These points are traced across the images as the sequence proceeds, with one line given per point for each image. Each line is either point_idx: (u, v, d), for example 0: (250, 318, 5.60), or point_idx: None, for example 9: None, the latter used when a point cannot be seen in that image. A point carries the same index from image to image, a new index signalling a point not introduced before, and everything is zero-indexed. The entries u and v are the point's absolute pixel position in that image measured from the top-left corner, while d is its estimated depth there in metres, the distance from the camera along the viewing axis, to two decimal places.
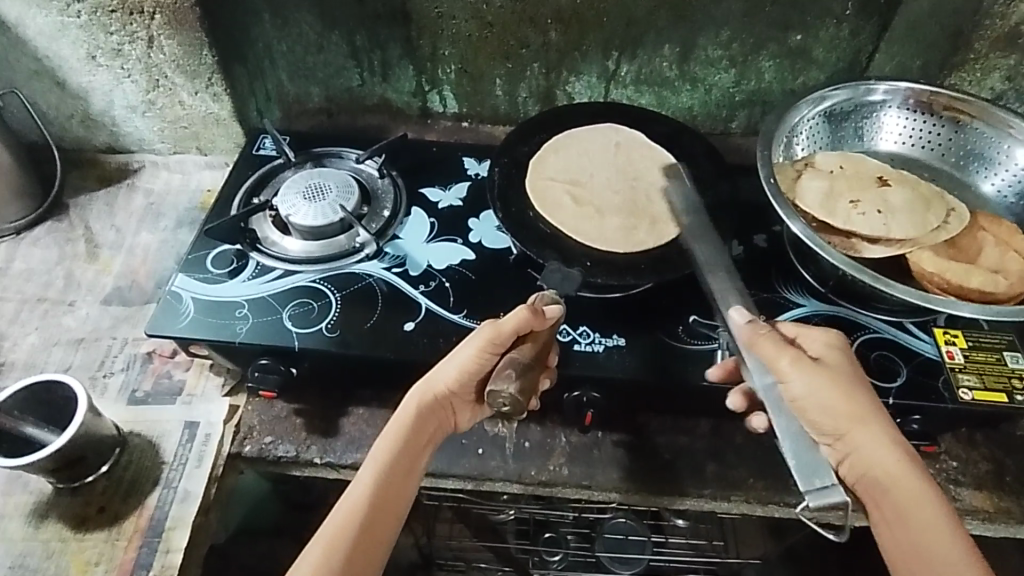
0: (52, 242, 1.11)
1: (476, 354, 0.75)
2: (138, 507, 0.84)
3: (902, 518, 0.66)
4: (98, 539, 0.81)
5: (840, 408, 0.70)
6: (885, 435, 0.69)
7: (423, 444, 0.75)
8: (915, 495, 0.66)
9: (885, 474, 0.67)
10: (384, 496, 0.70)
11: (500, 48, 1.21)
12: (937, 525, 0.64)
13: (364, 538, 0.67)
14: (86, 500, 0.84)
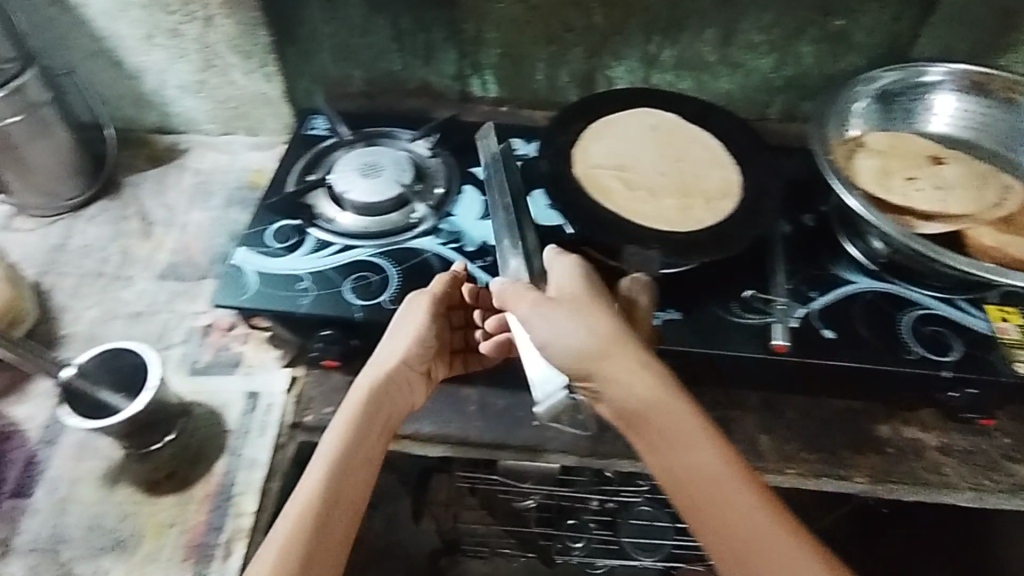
0: (106, 219, 1.13)
1: (426, 318, 0.86)
2: (207, 473, 0.86)
3: (696, 466, 0.67)
4: (170, 503, 0.83)
5: (589, 349, 0.73)
6: (631, 358, 0.72)
7: (379, 427, 0.79)
8: (678, 435, 0.69)
9: (681, 420, 0.69)
10: (337, 485, 0.71)
11: (544, 32, 1.22)
12: (712, 464, 0.67)
13: (323, 524, 0.68)
14: (156, 466, 0.86)
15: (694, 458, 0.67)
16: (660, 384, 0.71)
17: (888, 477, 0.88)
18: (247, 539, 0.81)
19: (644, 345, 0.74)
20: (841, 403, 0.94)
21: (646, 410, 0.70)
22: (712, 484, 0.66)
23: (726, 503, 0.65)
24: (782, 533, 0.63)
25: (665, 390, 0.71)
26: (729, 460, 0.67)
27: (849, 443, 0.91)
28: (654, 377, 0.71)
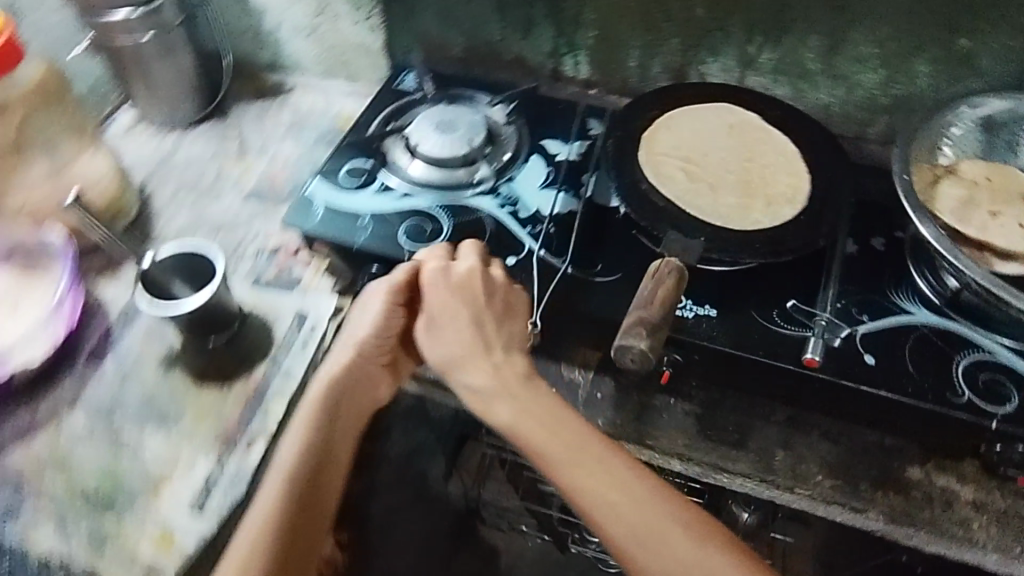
0: (210, 140, 1.25)
1: (383, 310, 0.87)
2: (248, 375, 0.94)
3: (570, 485, 0.76)
4: (212, 393, 0.92)
5: (437, 343, 0.85)
6: (476, 358, 0.83)
7: (345, 424, 0.87)
8: (558, 459, 0.77)
9: (548, 441, 0.78)
10: (303, 480, 0.80)
11: (643, 19, 1.22)
12: (589, 476, 0.75)
13: (293, 518, 0.78)
14: (207, 360, 0.95)
15: (567, 473, 0.76)
16: (525, 401, 0.80)
17: (905, 520, 0.83)
18: (269, 440, 0.88)
19: (495, 358, 0.83)
20: (873, 437, 0.90)
21: (519, 432, 0.79)
22: (587, 493, 0.75)
23: (605, 517, 0.74)
24: (658, 522, 0.73)
25: (526, 406, 0.80)
26: (599, 466, 0.76)
27: (871, 477, 0.87)
28: (510, 396, 0.81)
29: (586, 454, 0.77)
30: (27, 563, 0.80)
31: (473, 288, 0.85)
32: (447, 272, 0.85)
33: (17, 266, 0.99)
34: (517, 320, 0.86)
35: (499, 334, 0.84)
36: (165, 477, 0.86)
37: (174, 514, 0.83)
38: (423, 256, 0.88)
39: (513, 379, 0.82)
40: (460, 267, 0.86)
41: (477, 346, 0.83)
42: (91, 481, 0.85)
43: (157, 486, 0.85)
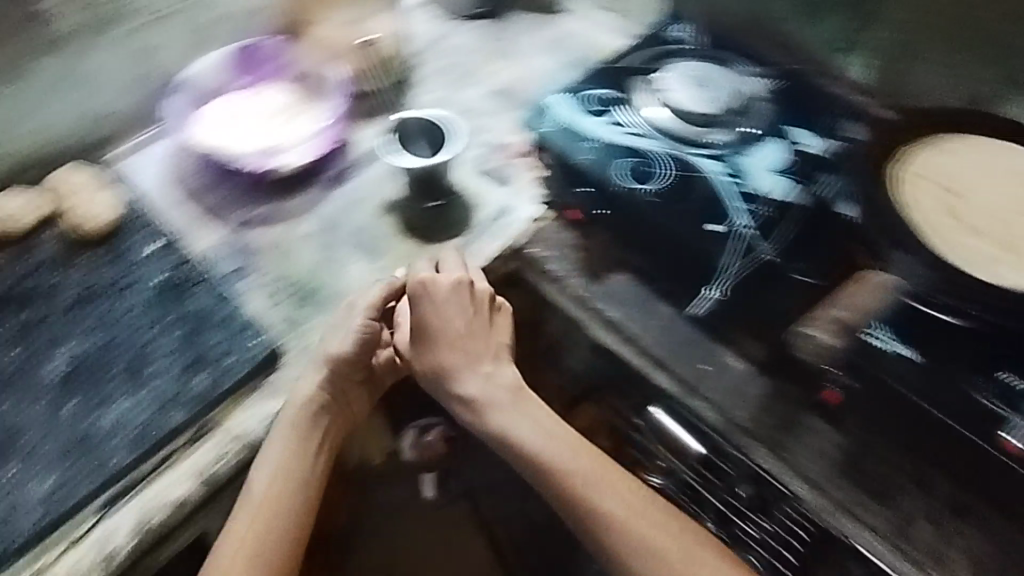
0: (478, 34, 1.34)
1: (365, 320, 0.91)
2: (440, 243, 1.06)
3: (590, 507, 0.83)
4: (411, 245, 1.06)
5: (438, 359, 0.92)
6: (473, 373, 0.91)
7: (326, 427, 0.89)
8: (572, 470, 0.85)
9: (569, 463, 0.85)
10: (285, 483, 0.84)
11: (950, 34, 1.12)
12: (610, 496, 0.83)
13: (283, 509, 0.82)
14: (417, 218, 1.08)
15: (591, 496, 0.83)
16: (531, 427, 0.88)
17: None
18: None
19: (484, 370, 0.92)
20: None
21: (537, 453, 0.86)
22: (596, 495, 0.83)
23: (624, 540, 0.81)
24: (675, 547, 0.81)
25: (530, 434, 0.88)
26: (613, 486, 0.84)
27: None
28: (507, 416, 0.89)
29: (600, 474, 0.85)
30: (233, 322, 0.93)
31: (466, 302, 0.93)
32: (348, 320, 0.93)
33: (301, 89, 1.17)
34: (495, 334, 0.94)
35: (494, 345, 0.94)
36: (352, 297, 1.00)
37: None
38: (386, 288, 0.94)
39: (501, 396, 0.90)
40: (355, 325, 0.91)
41: (469, 359, 0.91)
42: (301, 277, 1.01)
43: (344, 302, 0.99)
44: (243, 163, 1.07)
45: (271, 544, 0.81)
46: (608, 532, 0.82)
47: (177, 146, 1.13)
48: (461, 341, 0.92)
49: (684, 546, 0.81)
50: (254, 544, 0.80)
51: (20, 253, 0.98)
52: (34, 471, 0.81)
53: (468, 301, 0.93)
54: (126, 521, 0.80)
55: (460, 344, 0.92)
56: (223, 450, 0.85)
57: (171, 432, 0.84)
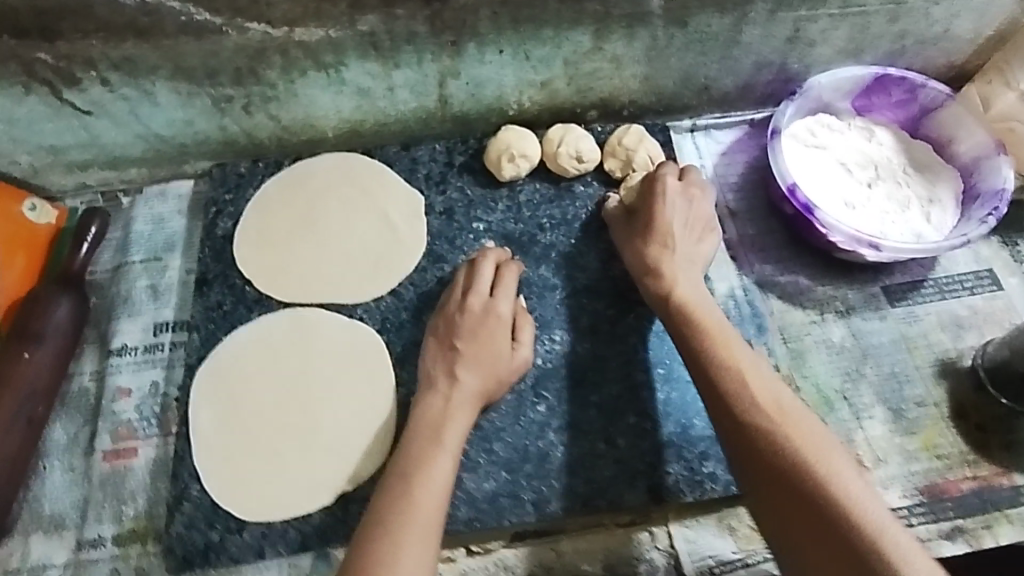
0: None
1: (523, 349, 0.74)
2: (1006, 468, 0.77)
3: (739, 391, 0.62)
4: (955, 443, 0.78)
5: (636, 253, 0.76)
6: (660, 258, 0.74)
7: (467, 413, 0.69)
8: (763, 402, 0.61)
9: (733, 347, 0.66)
10: (420, 459, 0.65)
11: None
12: (757, 382, 0.63)
13: (418, 480, 0.64)
14: (979, 406, 0.80)
15: (741, 379, 0.63)
16: (705, 304, 0.72)
17: None
18: (969, 548, 0.73)
19: (689, 255, 0.75)
20: None
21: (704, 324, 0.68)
22: (768, 431, 0.59)
23: (761, 442, 0.59)
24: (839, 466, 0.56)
25: (702, 311, 0.70)
26: (773, 379, 0.63)
27: None
28: (688, 288, 0.72)
29: (758, 360, 0.65)
30: None
31: (687, 215, 0.77)
32: (513, 343, 0.74)
33: (926, 172, 0.90)
34: (701, 247, 0.77)
35: (690, 253, 0.76)
36: (861, 460, 0.77)
37: None
38: (508, 292, 0.76)
39: (692, 279, 0.74)
40: (520, 352, 0.74)
41: (661, 247, 0.75)
42: (804, 390, 0.81)
43: None
44: (832, 232, 0.83)
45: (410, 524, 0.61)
46: (756, 441, 0.59)
47: (745, 150, 0.96)
48: (656, 239, 0.75)
49: (849, 479, 0.55)
50: (413, 513, 0.61)
51: (558, 195, 0.87)
52: (476, 461, 0.72)
53: (676, 203, 0.77)
54: (527, 562, 0.71)
55: (660, 238, 0.75)
56: (652, 541, 0.72)
57: (614, 508, 0.71)
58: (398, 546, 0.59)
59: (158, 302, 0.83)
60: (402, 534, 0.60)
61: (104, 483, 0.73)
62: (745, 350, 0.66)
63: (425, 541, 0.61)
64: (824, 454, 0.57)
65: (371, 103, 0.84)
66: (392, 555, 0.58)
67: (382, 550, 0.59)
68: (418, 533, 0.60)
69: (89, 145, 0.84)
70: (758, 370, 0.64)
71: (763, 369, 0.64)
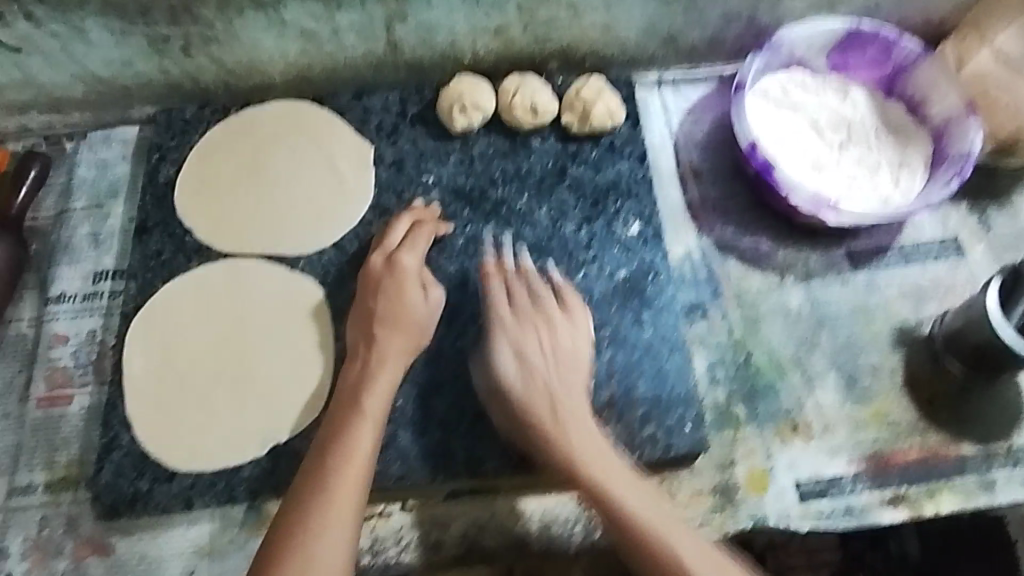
0: None
1: (432, 295, 0.74)
2: (955, 439, 0.76)
3: (598, 477, 0.64)
4: (905, 414, 0.77)
5: (504, 391, 0.69)
6: (513, 390, 0.69)
7: (389, 373, 0.69)
8: (613, 484, 0.64)
9: (580, 445, 0.66)
10: (340, 428, 0.65)
11: None
12: (608, 467, 0.65)
13: (338, 451, 0.64)
14: (934, 376, 0.78)
15: (626, 503, 0.63)
16: (567, 373, 0.70)
17: None
18: (910, 517, 0.73)
19: (563, 316, 0.73)
20: None
21: (568, 426, 0.67)
22: (629, 516, 0.62)
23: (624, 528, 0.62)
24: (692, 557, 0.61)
25: (562, 387, 0.69)
26: (621, 464, 0.66)
27: None
28: (556, 370, 0.70)
29: (604, 450, 0.66)
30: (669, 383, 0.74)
31: (548, 314, 0.73)
32: (421, 287, 0.73)
33: (899, 135, 0.86)
34: (571, 326, 0.73)
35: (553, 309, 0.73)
36: (807, 428, 0.76)
37: (786, 471, 0.74)
38: (416, 246, 0.75)
39: (570, 353, 0.71)
40: (431, 295, 0.74)
41: (522, 371, 0.69)
42: (754, 355, 0.79)
43: (792, 427, 0.76)
44: (791, 193, 0.80)
45: (323, 494, 0.61)
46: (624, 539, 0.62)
47: (713, 107, 0.91)
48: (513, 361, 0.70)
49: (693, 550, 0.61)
50: (337, 483, 0.62)
51: (513, 149, 0.84)
52: (411, 418, 0.71)
53: (527, 301, 0.73)
54: (460, 520, 0.70)
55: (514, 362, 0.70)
56: None
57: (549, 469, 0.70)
58: (321, 516, 0.60)
59: (99, 249, 0.81)
60: (320, 506, 0.61)
61: (37, 429, 0.72)
62: (592, 441, 0.66)
63: (347, 508, 0.61)
64: (670, 524, 0.62)
65: (317, 47, 0.81)
66: (314, 526, 0.60)
67: (303, 524, 0.60)
68: (342, 503, 0.61)
69: (25, 84, 0.81)
70: (604, 456, 0.65)
71: (593, 443, 0.66)
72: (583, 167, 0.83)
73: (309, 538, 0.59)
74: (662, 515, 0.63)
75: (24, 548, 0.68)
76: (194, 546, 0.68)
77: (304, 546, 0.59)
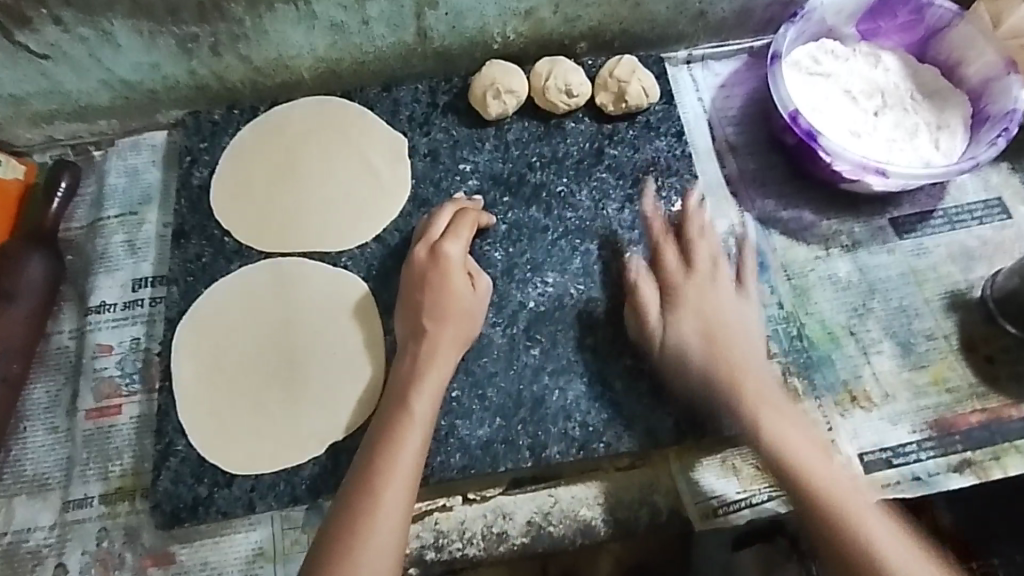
0: None
1: (479, 284, 0.72)
2: (1017, 400, 0.74)
3: (771, 433, 0.65)
4: (964, 377, 0.76)
5: (705, 351, 0.68)
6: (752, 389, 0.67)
7: (438, 369, 0.67)
8: (783, 428, 0.66)
9: (755, 367, 0.68)
10: (388, 429, 0.63)
11: None
12: (775, 420, 0.66)
13: (384, 453, 0.61)
14: (990, 337, 0.77)
15: (771, 437, 0.65)
16: (703, 295, 0.71)
17: None
18: (978, 480, 0.72)
19: (703, 247, 0.75)
20: None
21: (752, 400, 0.67)
22: (789, 459, 0.64)
23: (790, 466, 0.64)
24: (857, 506, 0.62)
25: (733, 354, 0.68)
26: (804, 432, 0.66)
27: None
28: (728, 324, 0.70)
29: (780, 399, 0.68)
30: None
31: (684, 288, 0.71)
32: (468, 275, 0.71)
33: (935, 98, 0.86)
34: (703, 249, 0.74)
35: (697, 237, 0.75)
36: (867, 396, 0.75)
37: (849, 441, 0.73)
38: (460, 234, 0.73)
39: (721, 311, 0.70)
40: (478, 283, 0.72)
41: (695, 322, 0.69)
42: (807, 328, 0.78)
43: (851, 397, 0.75)
44: (836, 159, 0.79)
45: (370, 498, 0.59)
46: (793, 481, 0.63)
47: (744, 81, 0.90)
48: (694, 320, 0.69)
49: (856, 495, 0.63)
50: (383, 486, 0.60)
51: (548, 133, 0.83)
52: (469, 407, 0.70)
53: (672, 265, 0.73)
54: (524, 508, 0.69)
55: (697, 319, 0.69)
56: (653, 483, 0.70)
57: (612, 451, 0.69)
58: (366, 520, 0.58)
59: (136, 257, 0.80)
60: (367, 511, 0.59)
61: (88, 441, 0.71)
62: (749, 373, 0.68)
63: (393, 511, 0.59)
64: (822, 468, 0.64)
65: (346, 39, 0.80)
66: (359, 531, 0.58)
67: (349, 528, 0.58)
68: (387, 507, 0.59)
69: (52, 93, 0.79)
70: (756, 399, 0.67)
71: (752, 384, 0.67)
72: (621, 147, 0.82)
73: (354, 542, 0.57)
74: (819, 454, 0.65)
75: (85, 562, 0.67)
76: (257, 548, 0.67)
77: (350, 552, 0.57)
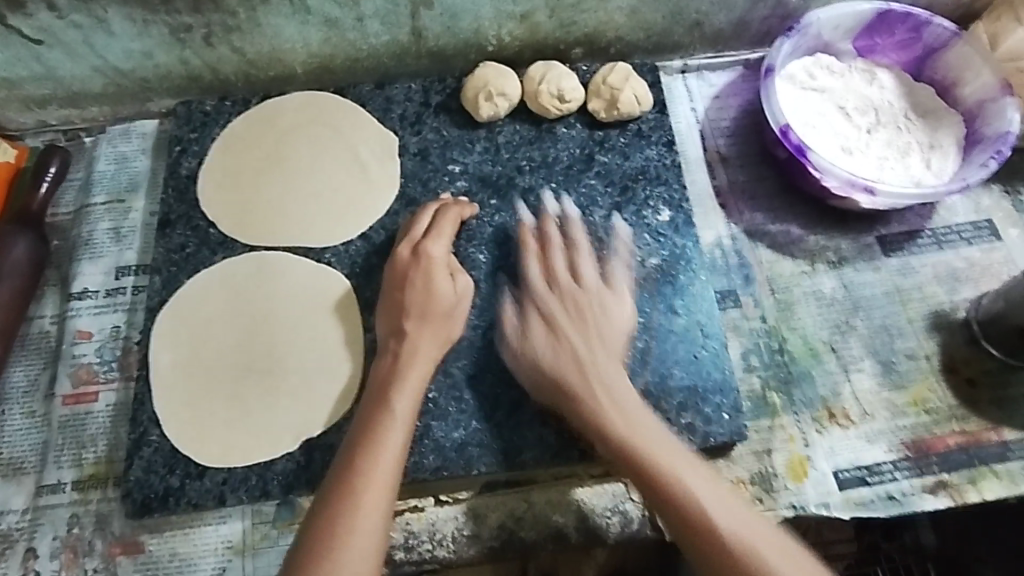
0: None
1: (461, 284, 0.71)
2: (996, 424, 0.74)
3: (616, 428, 0.65)
4: (945, 400, 0.75)
5: (521, 330, 0.72)
6: (598, 351, 0.69)
7: (419, 367, 0.67)
8: (615, 403, 0.66)
9: (602, 353, 0.69)
10: (369, 428, 0.63)
11: None
12: (621, 397, 0.67)
13: (366, 452, 0.61)
14: (973, 359, 0.77)
15: (637, 442, 0.64)
16: (576, 305, 0.71)
17: None
18: (953, 503, 0.71)
19: (586, 265, 0.73)
20: None
21: (593, 366, 0.68)
22: (645, 449, 0.64)
23: (638, 451, 0.64)
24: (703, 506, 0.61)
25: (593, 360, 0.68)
26: (661, 430, 0.66)
27: None
28: (602, 360, 0.68)
29: (619, 375, 0.68)
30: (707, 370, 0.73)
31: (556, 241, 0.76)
32: (450, 275, 0.71)
33: (929, 118, 0.85)
34: (590, 259, 0.74)
35: (576, 252, 0.74)
36: (846, 414, 0.74)
37: (826, 458, 0.73)
38: (443, 235, 0.73)
39: (615, 316, 0.71)
40: (460, 283, 0.72)
41: (572, 325, 0.70)
42: (790, 343, 0.78)
43: (830, 414, 0.74)
44: (826, 175, 0.78)
45: (352, 498, 0.59)
46: (669, 492, 0.62)
47: (738, 93, 0.90)
48: (552, 297, 0.72)
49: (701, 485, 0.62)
50: (363, 485, 0.60)
51: (539, 137, 0.83)
52: (445, 409, 0.70)
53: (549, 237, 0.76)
54: (497, 512, 0.69)
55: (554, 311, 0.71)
56: (626, 492, 0.70)
57: (586, 459, 0.69)
58: (347, 523, 0.58)
59: (121, 244, 0.79)
60: (348, 510, 0.58)
61: (64, 427, 0.71)
62: (598, 333, 0.70)
63: (373, 514, 0.59)
64: (664, 454, 0.64)
65: (339, 36, 0.79)
66: (339, 534, 0.57)
67: (330, 529, 0.58)
68: (368, 506, 0.59)
69: (45, 78, 0.80)
70: (596, 375, 0.67)
71: (597, 336, 0.69)
72: (611, 154, 0.82)
73: (334, 544, 0.57)
74: (662, 440, 0.65)
75: (55, 548, 0.67)
76: (226, 542, 0.67)
77: (331, 551, 0.57)
